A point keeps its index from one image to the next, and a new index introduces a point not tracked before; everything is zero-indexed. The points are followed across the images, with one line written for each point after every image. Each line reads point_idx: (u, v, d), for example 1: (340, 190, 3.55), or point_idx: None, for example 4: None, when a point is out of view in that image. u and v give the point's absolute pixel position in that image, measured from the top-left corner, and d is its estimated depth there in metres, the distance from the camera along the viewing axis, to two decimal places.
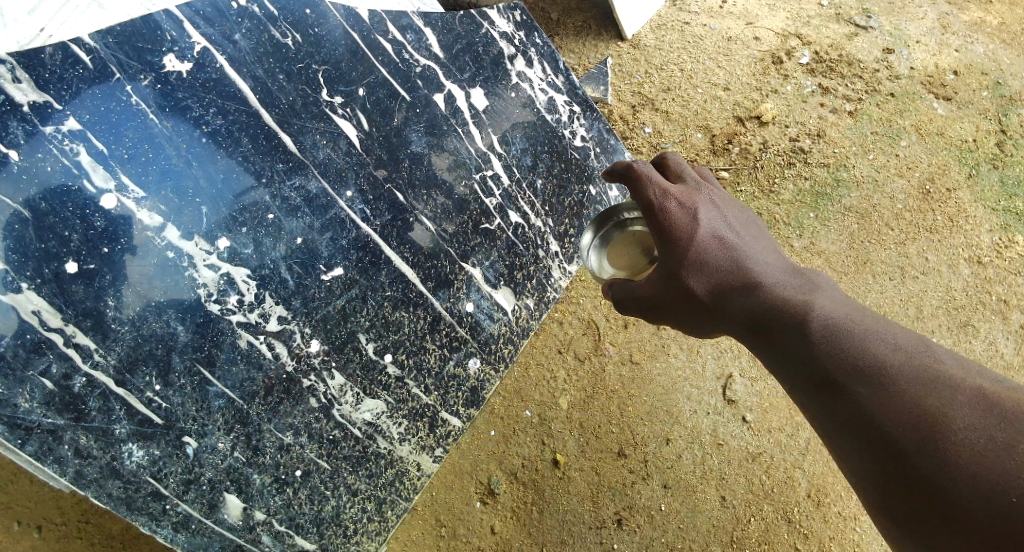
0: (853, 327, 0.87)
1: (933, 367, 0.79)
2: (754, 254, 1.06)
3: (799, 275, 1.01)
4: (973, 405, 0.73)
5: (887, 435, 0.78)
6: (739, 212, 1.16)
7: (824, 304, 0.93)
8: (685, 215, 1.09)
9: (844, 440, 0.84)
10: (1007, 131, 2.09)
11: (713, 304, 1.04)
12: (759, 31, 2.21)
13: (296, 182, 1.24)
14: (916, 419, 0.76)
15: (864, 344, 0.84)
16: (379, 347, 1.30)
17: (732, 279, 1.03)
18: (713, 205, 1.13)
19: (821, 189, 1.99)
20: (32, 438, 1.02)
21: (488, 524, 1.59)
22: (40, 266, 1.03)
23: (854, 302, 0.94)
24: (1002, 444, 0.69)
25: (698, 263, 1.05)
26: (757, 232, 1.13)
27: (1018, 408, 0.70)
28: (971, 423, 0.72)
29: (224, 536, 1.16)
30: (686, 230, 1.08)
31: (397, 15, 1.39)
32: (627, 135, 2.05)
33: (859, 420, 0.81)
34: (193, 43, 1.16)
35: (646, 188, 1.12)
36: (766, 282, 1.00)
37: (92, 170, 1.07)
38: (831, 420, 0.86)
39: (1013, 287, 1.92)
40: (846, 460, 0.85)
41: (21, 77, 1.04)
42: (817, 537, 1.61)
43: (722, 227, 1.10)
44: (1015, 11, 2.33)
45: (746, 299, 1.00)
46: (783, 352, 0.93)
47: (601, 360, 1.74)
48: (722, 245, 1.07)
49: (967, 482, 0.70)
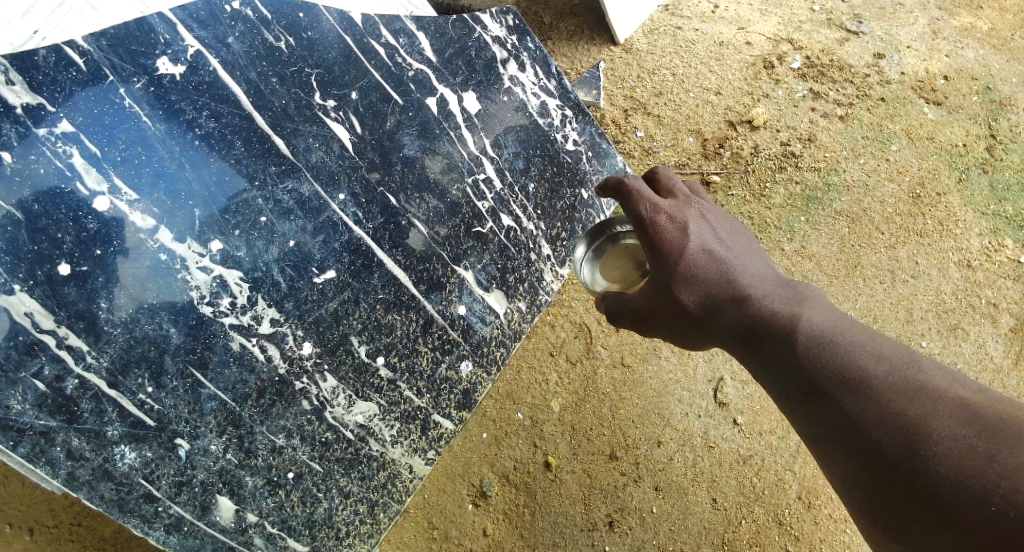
0: (839, 339, 0.88)
1: (917, 377, 0.80)
2: (744, 265, 1.07)
3: (788, 287, 1.02)
4: (955, 415, 0.74)
5: (873, 445, 0.79)
6: (729, 224, 1.17)
7: (811, 316, 0.94)
8: (675, 228, 1.10)
9: (831, 450, 0.85)
10: (996, 135, 2.11)
11: (703, 315, 1.05)
12: (751, 36, 2.22)
13: (289, 185, 1.24)
14: (900, 428, 0.77)
15: (851, 356, 0.85)
16: (371, 349, 1.31)
17: (722, 290, 1.04)
18: (703, 218, 1.14)
19: (812, 193, 2.00)
20: (24, 440, 1.02)
21: (481, 527, 1.59)
22: (33, 268, 1.04)
23: (841, 314, 0.95)
24: (983, 453, 0.70)
25: (689, 275, 1.06)
26: (748, 243, 1.15)
27: (999, 418, 0.71)
28: (954, 433, 0.73)
29: (215, 538, 1.16)
30: (677, 242, 1.09)
31: (390, 19, 1.40)
32: (620, 139, 2.06)
33: (846, 429, 0.82)
34: (187, 46, 1.17)
35: (637, 200, 1.13)
36: (756, 294, 1.01)
37: (85, 172, 1.08)
38: (819, 430, 0.86)
39: (1002, 290, 1.94)
40: (834, 470, 0.86)
41: (15, 79, 1.04)
42: (808, 539, 1.62)
43: (713, 238, 1.11)
44: (1005, 17, 2.35)
45: (736, 310, 1.01)
46: (771, 363, 0.94)
47: (593, 363, 1.75)
48: (712, 257, 1.08)
49: (950, 490, 0.70)
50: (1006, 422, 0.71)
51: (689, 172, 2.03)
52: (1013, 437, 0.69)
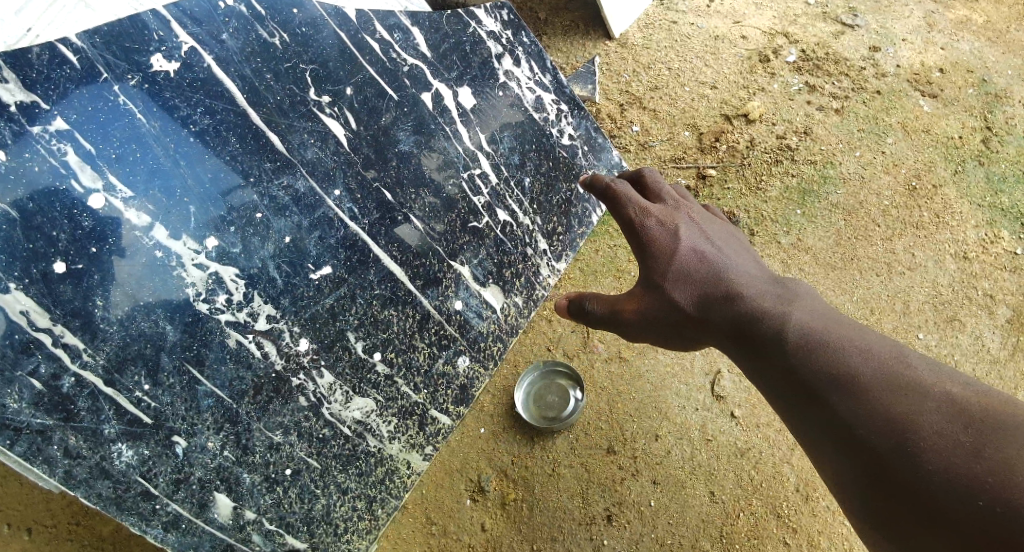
0: (829, 338, 0.88)
1: (904, 373, 0.80)
2: (735, 266, 1.08)
3: (779, 285, 1.02)
4: (943, 410, 0.74)
5: (862, 442, 0.79)
6: (719, 225, 1.18)
7: (801, 315, 0.94)
8: (665, 231, 1.12)
9: (826, 448, 0.86)
10: (993, 128, 2.10)
11: (696, 316, 1.06)
12: (746, 30, 2.28)
13: (284, 181, 1.24)
14: (889, 424, 0.77)
15: (838, 352, 0.86)
16: (367, 345, 1.31)
17: (713, 289, 1.05)
18: (692, 221, 1.15)
19: (808, 187, 1.99)
20: (20, 439, 1.02)
21: (479, 521, 1.60)
22: (28, 266, 1.03)
23: (831, 311, 0.95)
24: (970, 448, 0.70)
25: (680, 276, 1.07)
26: (739, 245, 1.15)
27: (985, 413, 0.71)
28: (941, 428, 0.73)
29: (214, 536, 1.15)
30: (666, 245, 1.10)
31: (384, 15, 1.41)
32: (615, 133, 2.08)
33: (837, 427, 0.83)
34: (180, 43, 1.17)
35: (625, 206, 1.16)
36: (746, 292, 1.02)
37: (79, 170, 1.07)
38: (817, 430, 0.87)
39: (999, 282, 1.87)
40: (829, 467, 0.87)
41: (9, 77, 1.04)
42: (805, 532, 1.58)
43: (703, 240, 1.12)
44: (1000, 10, 2.38)
45: (728, 309, 1.02)
46: (763, 363, 0.95)
47: (590, 357, 1.79)
48: (702, 257, 1.09)
49: (939, 486, 0.70)
50: (992, 416, 0.71)
51: (685, 167, 2.03)
52: (999, 432, 0.69)
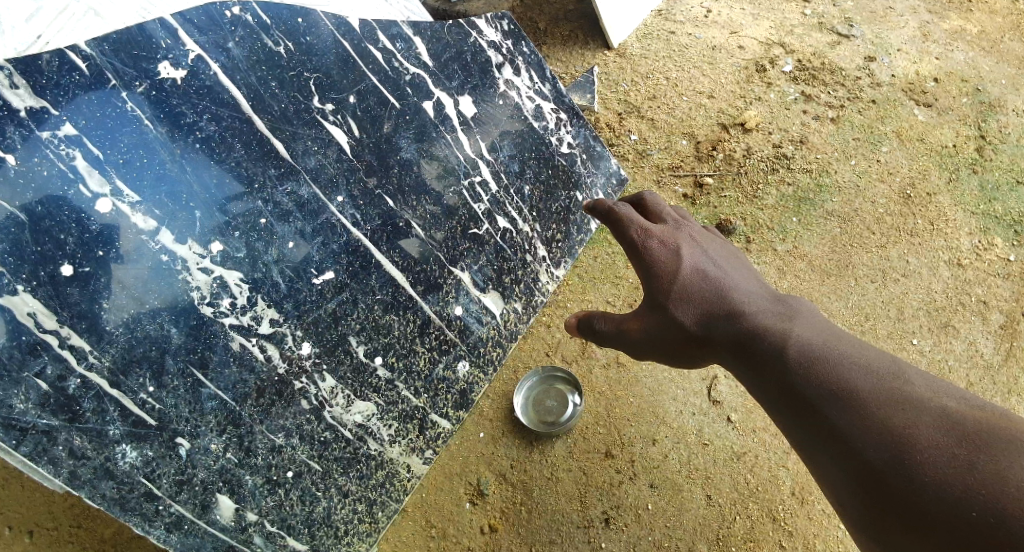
0: (827, 354, 0.91)
1: (901, 388, 0.82)
2: (737, 284, 1.10)
3: (780, 302, 1.05)
4: (938, 423, 0.76)
5: (861, 456, 0.81)
6: (721, 245, 1.21)
7: (801, 332, 0.97)
8: (667, 251, 1.16)
9: (826, 464, 0.87)
10: (986, 137, 2.12)
11: (699, 333, 1.08)
12: (743, 40, 2.31)
13: (288, 187, 1.27)
14: (886, 437, 0.79)
15: (837, 368, 0.88)
16: (369, 350, 1.33)
17: (714, 307, 1.08)
18: (694, 241, 1.19)
19: (804, 195, 2.01)
20: (26, 439, 1.03)
21: (477, 525, 1.61)
22: (35, 269, 1.05)
23: (831, 328, 0.98)
24: (963, 460, 0.71)
25: (683, 294, 1.10)
26: (742, 264, 1.18)
27: (979, 427, 0.73)
28: (936, 441, 0.74)
29: (216, 537, 1.17)
30: (669, 264, 1.14)
31: (387, 25, 1.44)
32: (614, 141, 2.11)
33: (837, 443, 0.84)
34: (187, 51, 1.19)
35: (627, 227, 1.20)
36: (748, 309, 1.04)
37: (87, 175, 1.10)
38: (817, 446, 0.88)
39: (992, 289, 1.89)
40: (830, 483, 0.88)
41: (19, 83, 1.07)
42: (801, 535, 1.58)
43: (706, 260, 1.15)
44: (994, 20, 2.41)
45: (729, 326, 1.05)
46: (764, 379, 0.97)
47: (588, 362, 1.81)
48: (703, 275, 1.12)
49: (934, 496, 0.72)
50: (984, 430, 0.72)
51: (683, 175, 2.05)
52: (992, 444, 0.70)
